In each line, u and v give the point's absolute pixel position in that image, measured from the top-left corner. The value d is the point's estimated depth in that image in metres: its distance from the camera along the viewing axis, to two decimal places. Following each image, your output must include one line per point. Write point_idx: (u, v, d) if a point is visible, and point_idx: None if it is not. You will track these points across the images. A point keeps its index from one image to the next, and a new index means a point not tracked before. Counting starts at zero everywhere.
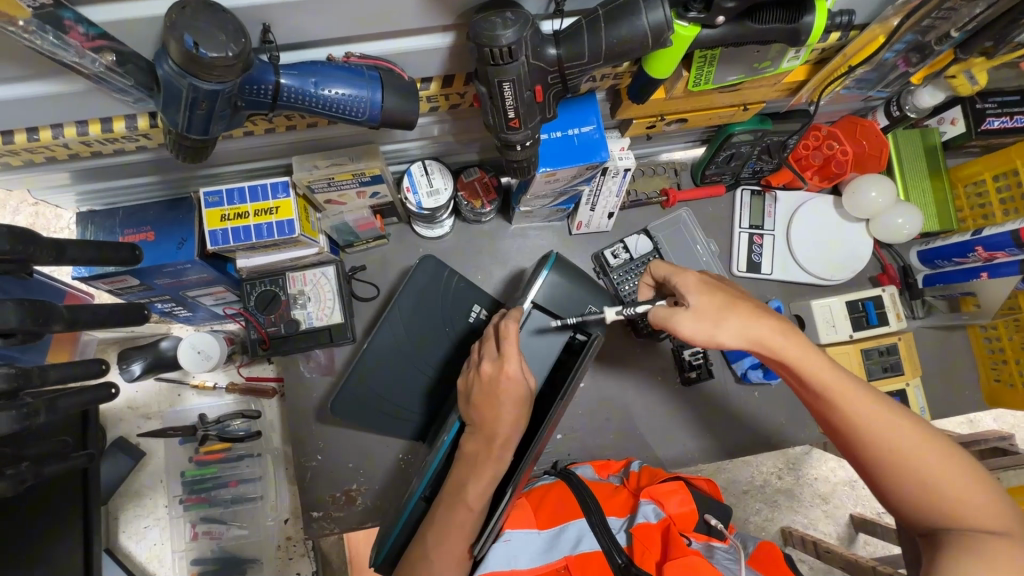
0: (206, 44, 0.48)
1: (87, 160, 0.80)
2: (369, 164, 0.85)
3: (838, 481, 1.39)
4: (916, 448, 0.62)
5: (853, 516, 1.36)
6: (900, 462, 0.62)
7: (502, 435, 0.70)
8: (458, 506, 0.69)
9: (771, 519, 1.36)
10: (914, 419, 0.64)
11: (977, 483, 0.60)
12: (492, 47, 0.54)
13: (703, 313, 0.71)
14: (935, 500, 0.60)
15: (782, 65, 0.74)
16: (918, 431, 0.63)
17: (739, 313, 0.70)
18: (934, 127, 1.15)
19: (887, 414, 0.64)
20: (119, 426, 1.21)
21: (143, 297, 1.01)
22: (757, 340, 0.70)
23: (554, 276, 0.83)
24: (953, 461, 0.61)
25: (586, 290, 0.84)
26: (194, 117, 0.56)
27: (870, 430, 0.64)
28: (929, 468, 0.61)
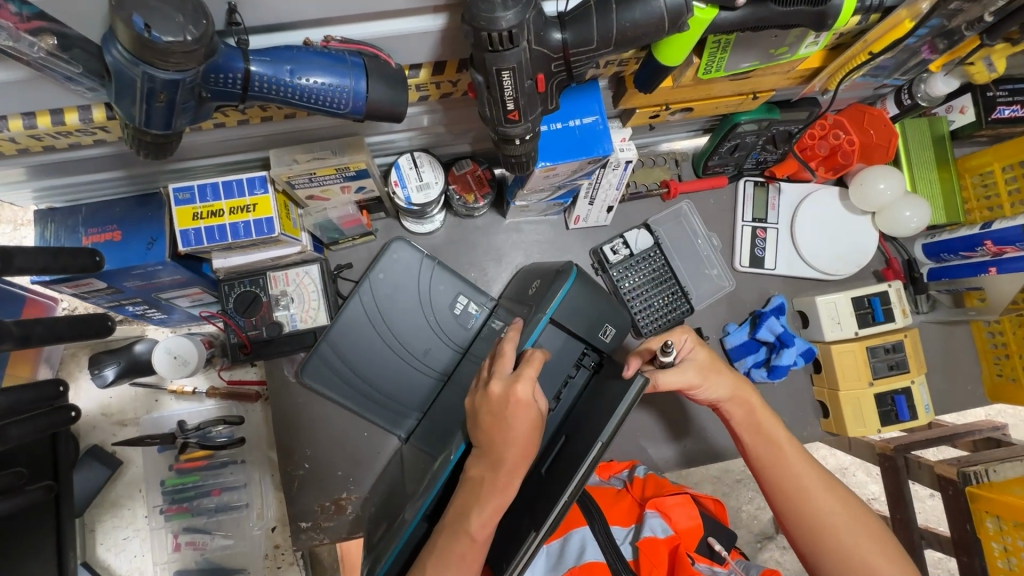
0: (160, 25, 0.41)
1: (41, 154, 0.72)
2: (353, 158, 0.79)
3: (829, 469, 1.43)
4: (842, 517, 0.68)
5: None
6: (827, 526, 0.68)
7: (509, 460, 0.63)
8: (458, 535, 0.64)
9: (764, 508, 1.35)
10: (840, 483, 0.72)
11: (894, 553, 0.67)
12: (490, 31, 0.48)
13: (701, 368, 0.75)
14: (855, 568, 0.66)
15: (799, 51, 0.70)
16: (840, 490, 0.70)
17: (728, 372, 0.77)
18: (942, 116, 1.11)
19: (822, 480, 0.71)
20: (93, 434, 1.14)
21: (112, 300, 0.94)
22: (730, 398, 0.77)
23: (576, 290, 0.80)
24: (874, 533, 0.68)
25: (603, 308, 0.82)
26: (152, 110, 0.49)
27: (804, 490, 0.70)
28: (852, 536, 0.67)
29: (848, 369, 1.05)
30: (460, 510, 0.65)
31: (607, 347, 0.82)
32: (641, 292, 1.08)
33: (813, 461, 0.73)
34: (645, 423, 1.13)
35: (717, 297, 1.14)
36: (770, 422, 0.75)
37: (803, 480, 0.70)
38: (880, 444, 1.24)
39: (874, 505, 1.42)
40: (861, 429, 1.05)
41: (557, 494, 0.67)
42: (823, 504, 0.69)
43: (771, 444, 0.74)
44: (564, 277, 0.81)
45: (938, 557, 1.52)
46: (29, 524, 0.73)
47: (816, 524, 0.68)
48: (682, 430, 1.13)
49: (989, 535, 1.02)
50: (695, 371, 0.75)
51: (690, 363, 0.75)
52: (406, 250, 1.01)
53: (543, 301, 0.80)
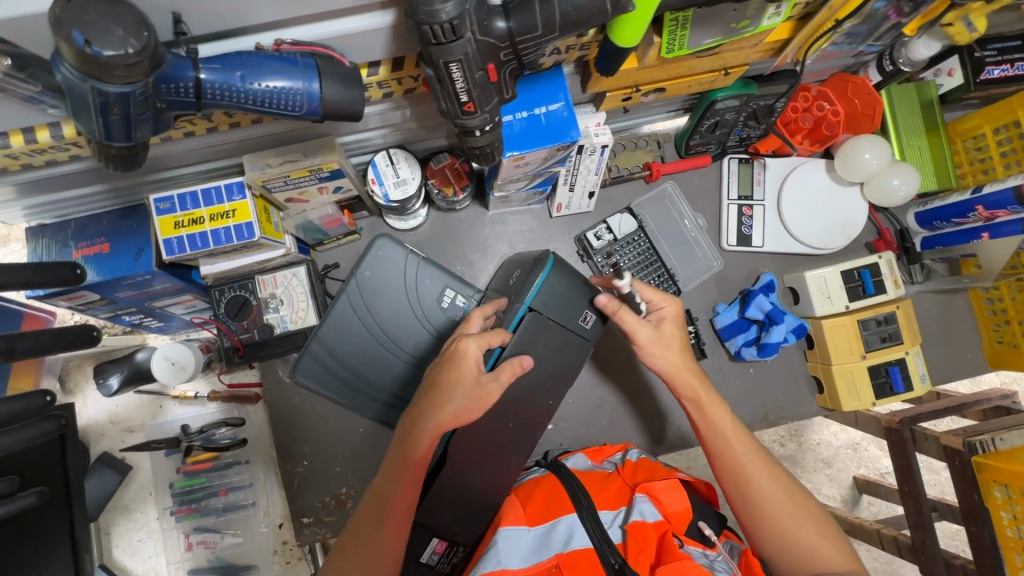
0: (100, 40, 0.42)
1: (20, 173, 0.74)
2: (325, 158, 0.79)
3: (839, 445, 1.42)
4: (782, 501, 0.73)
5: (855, 478, 1.39)
6: (768, 509, 0.72)
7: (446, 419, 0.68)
8: (381, 501, 0.70)
9: None
10: (784, 473, 0.76)
11: (829, 533, 0.71)
12: (432, 25, 0.48)
13: (655, 337, 0.82)
14: (788, 543, 0.71)
15: (762, 23, 0.68)
16: (783, 478, 0.74)
17: (681, 354, 0.82)
18: (930, 80, 1.08)
19: (763, 464, 0.75)
20: (102, 441, 1.18)
21: (108, 311, 0.96)
22: (683, 378, 0.81)
23: (554, 277, 0.81)
24: (808, 512, 0.73)
25: (582, 295, 0.82)
26: (110, 123, 0.50)
27: (749, 477, 0.74)
28: (789, 516, 0.72)
29: (840, 343, 1.04)
30: (381, 482, 0.71)
31: (589, 336, 0.83)
32: (627, 277, 1.08)
33: (757, 446, 0.77)
34: (640, 406, 1.14)
35: (705, 277, 1.13)
36: (719, 408, 0.79)
37: (747, 465, 0.75)
38: (886, 417, 1.23)
39: (886, 478, 1.42)
40: (855, 403, 1.04)
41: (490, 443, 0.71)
42: (764, 487, 0.74)
43: (720, 432, 0.78)
44: (540, 265, 0.81)
45: (954, 529, 1.51)
46: (44, 531, 0.76)
47: (757, 504, 0.73)
48: (677, 412, 1.14)
49: (998, 504, 1.00)
50: (650, 337, 0.82)
51: (651, 327, 0.82)
52: (388, 246, 1.01)
53: (521, 290, 0.81)
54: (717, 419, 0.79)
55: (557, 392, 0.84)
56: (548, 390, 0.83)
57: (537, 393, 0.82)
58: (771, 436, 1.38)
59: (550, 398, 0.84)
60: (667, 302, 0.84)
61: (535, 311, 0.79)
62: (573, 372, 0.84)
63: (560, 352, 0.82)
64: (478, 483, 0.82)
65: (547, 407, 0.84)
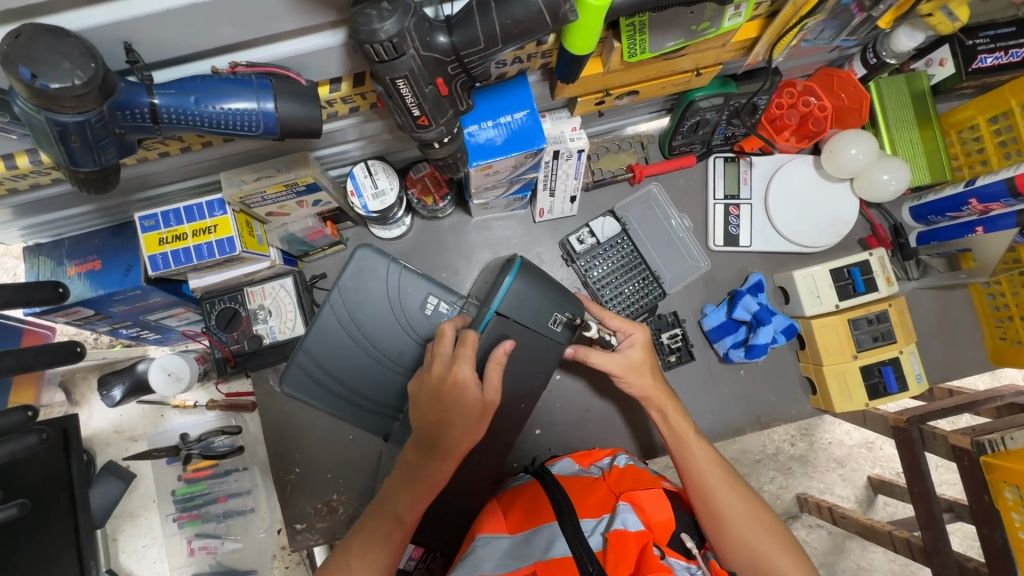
0: (47, 74, 0.44)
1: (8, 198, 0.77)
2: (300, 173, 0.81)
3: (853, 444, 1.37)
4: (741, 511, 0.75)
5: (870, 478, 1.35)
6: (727, 518, 0.74)
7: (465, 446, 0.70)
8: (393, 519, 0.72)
9: (785, 487, 1.35)
10: (745, 485, 0.78)
11: (786, 543, 0.73)
12: (373, 43, 0.49)
13: (627, 364, 0.85)
14: (752, 554, 0.73)
15: (724, 24, 0.67)
16: (743, 490, 0.76)
17: (652, 376, 0.85)
18: (922, 71, 1.05)
19: (724, 475, 0.77)
20: (107, 450, 1.22)
21: (104, 325, 0.99)
22: (650, 398, 0.84)
23: (519, 282, 0.81)
24: (769, 524, 0.74)
25: (548, 298, 0.83)
26: (72, 150, 0.52)
27: (711, 488, 0.77)
28: (751, 529, 0.73)
29: (830, 343, 1.02)
30: (394, 501, 0.72)
31: (559, 339, 0.85)
32: (611, 280, 1.08)
33: (720, 458, 0.80)
34: (630, 410, 1.12)
35: (692, 278, 1.12)
36: (682, 425, 0.82)
37: (709, 479, 0.77)
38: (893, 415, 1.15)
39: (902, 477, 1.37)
40: (848, 404, 1.02)
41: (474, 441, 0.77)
42: (727, 500, 0.75)
43: (683, 444, 0.81)
44: (507, 269, 0.82)
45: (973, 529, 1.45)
46: (57, 537, 0.78)
47: (721, 519, 0.74)
48: None
49: (1009, 506, 0.95)
50: (622, 365, 0.85)
51: (622, 355, 0.85)
52: (370, 256, 1.01)
53: (488, 298, 0.81)
54: (680, 431, 0.82)
55: (530, 394, 0.86)
56: (518, 392, 0.85)
57: (507, 395, 0.84)
58: (779, 436, 1.34)
59: (523, 401, 0.86)
60: (635, 328, 0.87)
61: (501, 317, 0.80)
62: (545, 374, 0.86)
63: (530, 357, 0.83)
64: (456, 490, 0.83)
65: (521, 409, 0.87)
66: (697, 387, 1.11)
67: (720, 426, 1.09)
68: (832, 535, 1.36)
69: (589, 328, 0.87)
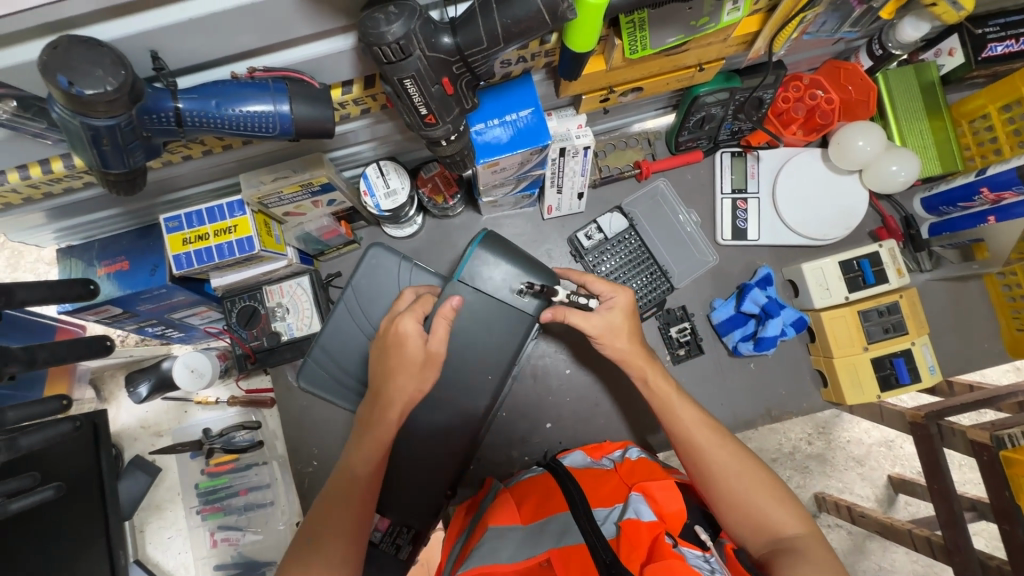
0: (82, 81, 0.47)
1: (44, 202, 0.81)
2: (314, 173, 0.84)
3: (872, 442, 1.36)
4: (733, 470, 0.73)
5: (890, 477, 1.33)
6: (720, 478, 0.73)
7: (409, 390, 0.75)
8: (354, 472, 0.73)
9: (802, 486, 1.33)
10: (735, 444, 0.77)
11: (783, 498, 0.71)
12: (381, 46, 0.52)
13: (607, 327, 0.83)
14: (748, 512, 0.71)
15: (723, 19, 0.68)
16: (733, 449, 0.75)
17: (630, 341, 0.83)
18: (931, 61, 1.05)
19: (713, 436, 0.77)
20: (134, 445, 1.26)
21: (132, 324, 1.03)
22: (629, 362, 0.84)
23: (482, 251, 0.85)
24: (761, 480, 0.73)
25: (514, 266, 0.85)
26: (103, 153, 0.56)
27: (701, 449, 0.76)
28: (744, 486, 0.72)
29: (841, 335, 1.02)
30: (352, 459, 0.75)
31: (527, 312, 0.85)
32: (619, 275, 1.10)
33: (707, 419, 0.79)
34: (641, 405, 1.13)
35: (700, 272, 1.13)
36: (666, 389, 0.82)
37: (696, 438, 0.77)
38: (911, 411, 1.11)
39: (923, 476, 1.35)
40: (859, 397, 1.02)
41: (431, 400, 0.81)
42: (715, 459, 0.75)
43: (667, 409, 0.80)
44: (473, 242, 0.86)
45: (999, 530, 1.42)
46: (85, 529, 0.81)
47: (711, 477, 0.74)
48: None
49: None
50: (602, 325, 0.83)
51: (603, 315, 0.83)
52: (381, 256, 1.04)
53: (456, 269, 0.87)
54: (664, 394, 0.81)
55: (496, 365, 0.85)
56: (481, 360, 0.85)
57: (470, 362, 0.85)
58: (795, 433, 1.33)
59: (488, 371, 0.85)
60: (617, 291, 0.85)
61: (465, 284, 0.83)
62: (512, 346, 0.85)
63: (495, 326, 0.85)
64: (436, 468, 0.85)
65: (487, 381, 0.85)
66: (708, 382, 1.11)
67: (731, 420, 1.10)
68: (852, 535, 1.34)
69: (558, 291, 0.84)
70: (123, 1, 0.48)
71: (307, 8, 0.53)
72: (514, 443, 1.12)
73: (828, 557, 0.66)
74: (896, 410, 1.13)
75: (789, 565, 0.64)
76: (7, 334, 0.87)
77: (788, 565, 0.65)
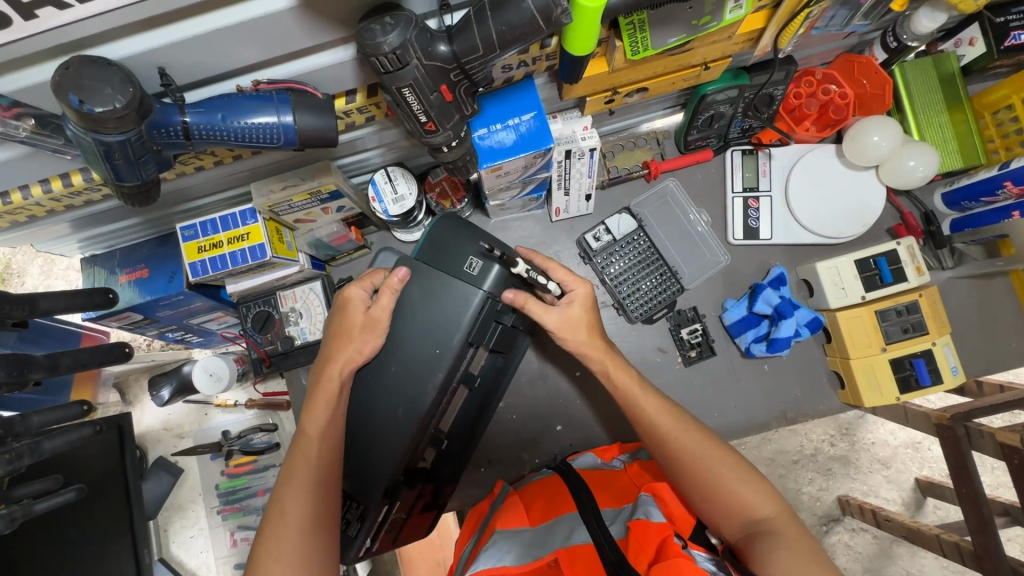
0: (92, 99, 0.49)
1: (66, 213, 0.84)
2: (323, 181, 0.86)
3: (898, 444, 1.32)
4: (698, 457, 0.72)
5: (918, 480, 1.29)
6: (688, 467, 0.72)
7: (349, 354, 0.77)
8: (302, 439, 0.74)
9: (825, 489, 1.30)
10: (698, 430, 0.75)
11: (753, 480, 0.70)
12: (378, 56, 0.52)
13: (564, 321, 0.82)
14: (719, 498, 0.70)
15: (726, 17, 0.67)
16: (697, 435, 0.74)
17: (588, 335, 0.83)
18: (950, 52, 1.01)
19: (676, 423, 0.75)
20: (157, 446, 1.30)
21: (153, 329, 1.06)
22: (589, 357, 0.82)
23: (437, 228, 0.84)
24: (729, 462, 0.71)
25: (468, 242, 0.82)
26: (116, 167, 0.58)
27: (664, 437, 0.74)
28: (710, 471, 0.71)
29: (857, 335, 1.00)
30: (302, 429, 0.75)
31: (479, 286, 0.80)
32: (628, 276, 1.09)
33: (668, 405, 0.77)
34: None
35: (711, 272, 1.12)
36: (626, 379, 0.80)
37: (661, 427, 0.75)
38: (936, 412, 1.05)
39: None
40: (878, 398, 0.99)
41: (380, 374, 0.80)
42: (682, 447, 0.73)
43: (628, 399, 0.79)
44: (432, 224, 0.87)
45: None
46: (109, 523, 0.84)
47: (679, 465, 0.73)
48: None
49: None
50: (558, 318, 0.82)
51: (559, 310, 0.82)
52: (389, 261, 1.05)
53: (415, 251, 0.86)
54: (624, 384, 0.80)
55: (447, 338, 0.79)
56: (429, 334, 0.79)
57: (419, 335, 0.80)
58: (817, 435, 1.30)
59: (435, 345, 0.79)
60: (577, 284, 0.84)
61: (417, 259, 0.82)
62: (463, 324, 0.79)
63: (443, 299, 0.80)
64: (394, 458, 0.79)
65: (436, 355, 0.79)
66: (721, 383, 1.09)
67: (745, 422, 1.08)
68: (878, 539, 1.30)
69: (518, 263, 0.78)
70: (131, 22, 0.50)
71: (305, 21, 0.54)
72: (525, 444, 1.12)
73: (802, 536, 0.65)
74: (920, 411, 1.08)
75: (766, 550, 0.63)
76: (37, 342, 0.90)
77: (764, 549, 0.64)
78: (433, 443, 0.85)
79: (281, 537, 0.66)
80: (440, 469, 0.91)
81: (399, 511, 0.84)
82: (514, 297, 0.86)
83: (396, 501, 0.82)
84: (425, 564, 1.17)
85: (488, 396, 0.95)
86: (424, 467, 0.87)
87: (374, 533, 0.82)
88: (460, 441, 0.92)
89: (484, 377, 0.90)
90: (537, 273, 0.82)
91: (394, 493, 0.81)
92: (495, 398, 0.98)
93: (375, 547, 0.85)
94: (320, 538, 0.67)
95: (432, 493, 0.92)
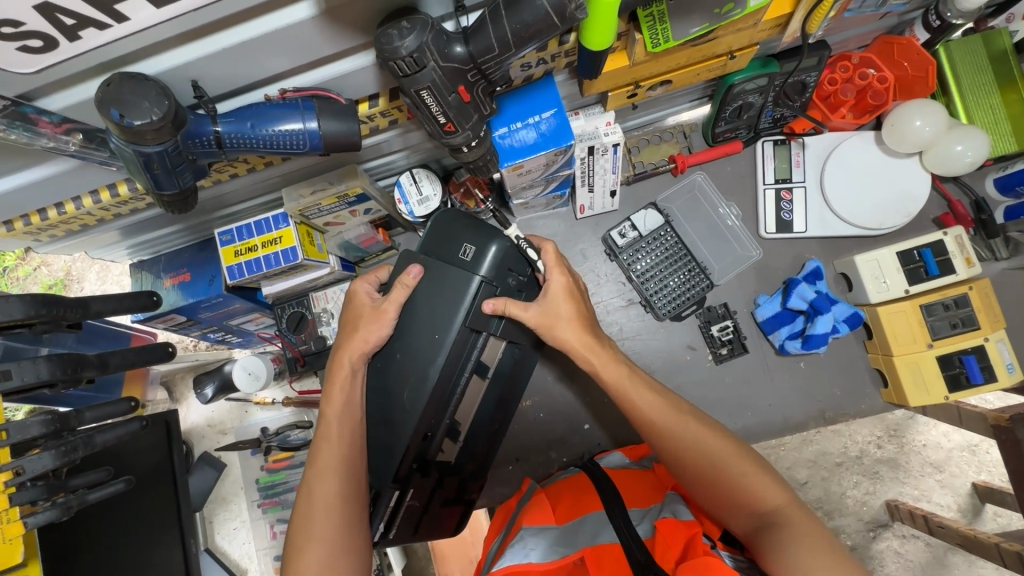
0: (132, 113, 0.52)
1: (115, 221, 0.89)
2: (350, 184, 0.89)
3: (952, 446, 1.25)
4: (698, 451, 0.70)
5: (975, 485, 1.22)
6: (691, 461, 0.70)
7: (358, 341, 0.79)
8: (323, 425, 0.77)
9: (873, 493, 1.24)
10: (697, 420, 0.73)
11: (759, 471, 0.68)
12: (396, 60, 0.53)
13: (543, 315, 0.80)
14: (726, 492, 0.67)
15: (750, 3, 0.65)
16: (696, 427, 0.72)
17: (573, 337, 0.80)
18: (1001, 28, 0.95)
19: (672, 416, 0.73)
20: (202, 442, 1.36)
21: (196, 330, 1.10)
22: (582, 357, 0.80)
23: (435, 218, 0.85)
24: (733, 454, 0.70)
25: (461, 228, 0.82)
26: (155, 176, 0.61)
27: (662, 433, 0.72)
28: (714, 465, 0.69)
29: (901, 331, 0.95)
30: (322, 416, 0.78)
31: (475, 270, 0.80)
32: (655, 273, 1.07)
33: (663, 399, 0.75)
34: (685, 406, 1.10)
35: (743, 267, 1.09)
36: (617, 377, 0.77)
37: (659, 423, 0.73)
38: (993, 414, 0.98)
39: None
40: (924, 398, 0.94)
41: (388, 361, 0.81)
42: (682, 442, 0.71)
43: (623, 398, 0.76)
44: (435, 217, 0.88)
45: None
46: (155, 518, 0.89)
47: (681, 460, 0.71)
48: None
49: None
50: (539, 315, 0.80)
51: (537, 307, 0.80)
52: None
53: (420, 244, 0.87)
54: (616, 380, 0.77)
55: (445, 324, 0.79)
56: (430, 319, 0.80)
57: (422, 323, 0.80)
58: (862, 436, 1.24)
59: (436, 330, 0.79)
60: (556, 276, 0.82)
61: (419, 249, 0.84)
62: (461, 308, 0.79)
63: (444, 288, 0.80)
64: (409, 447, 0.80)
65: (436, 340, 0.79)
66: (756, 381, 1.06)
67: (780, 422, 1.05)
68: (931, 547, 1.23)
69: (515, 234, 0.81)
70: (165, 39, 0.53)
71: (325, 30, 0.55)
72: (553, 443, 1.12)
73: (813, 526, 0.62)
74: (976, 412, 1.01)
75: (777, 544, 0.61)
76: (92, 342, 0.96)
77: (775, 544, 0.61)
78: (450, 435, 0.84)
79: (312, 518, 0.70)
80: (464, 464, 0.90)
81: (415, 498, 0.84)
82: (513, 283, 0.84)
83: (409, 488, 0.82)
84: (458, 562, 1.18)
85: (510, 391, 0.93)
86: (447, 460, 0.86)
87: (390, 518, 0.83)
88: (479, 439, 0.91)
89: (501, 367, 0.88)
90: (528, 244, 0.83)
91: (407, 481, 0.82)
92: (518, 393, 0.97)
93: (393, 534, 0.86)
94: (346, 517, 0.71)
95: (454, 488, 0.91)
